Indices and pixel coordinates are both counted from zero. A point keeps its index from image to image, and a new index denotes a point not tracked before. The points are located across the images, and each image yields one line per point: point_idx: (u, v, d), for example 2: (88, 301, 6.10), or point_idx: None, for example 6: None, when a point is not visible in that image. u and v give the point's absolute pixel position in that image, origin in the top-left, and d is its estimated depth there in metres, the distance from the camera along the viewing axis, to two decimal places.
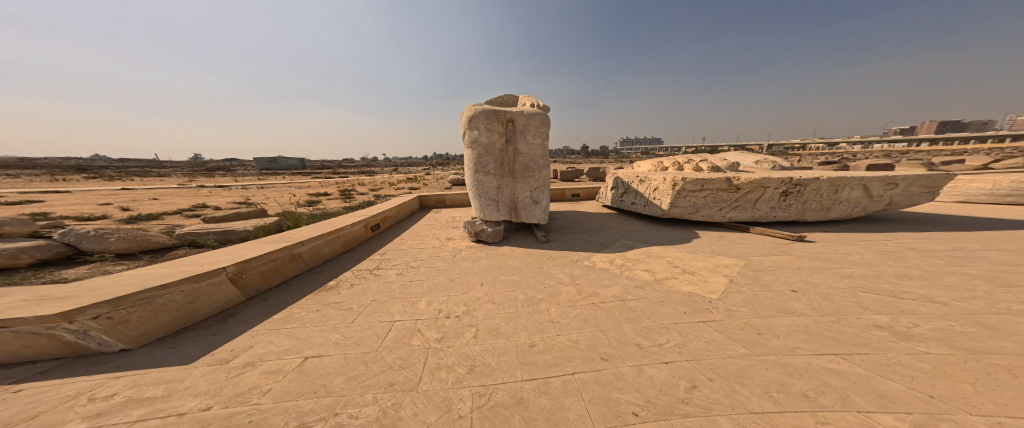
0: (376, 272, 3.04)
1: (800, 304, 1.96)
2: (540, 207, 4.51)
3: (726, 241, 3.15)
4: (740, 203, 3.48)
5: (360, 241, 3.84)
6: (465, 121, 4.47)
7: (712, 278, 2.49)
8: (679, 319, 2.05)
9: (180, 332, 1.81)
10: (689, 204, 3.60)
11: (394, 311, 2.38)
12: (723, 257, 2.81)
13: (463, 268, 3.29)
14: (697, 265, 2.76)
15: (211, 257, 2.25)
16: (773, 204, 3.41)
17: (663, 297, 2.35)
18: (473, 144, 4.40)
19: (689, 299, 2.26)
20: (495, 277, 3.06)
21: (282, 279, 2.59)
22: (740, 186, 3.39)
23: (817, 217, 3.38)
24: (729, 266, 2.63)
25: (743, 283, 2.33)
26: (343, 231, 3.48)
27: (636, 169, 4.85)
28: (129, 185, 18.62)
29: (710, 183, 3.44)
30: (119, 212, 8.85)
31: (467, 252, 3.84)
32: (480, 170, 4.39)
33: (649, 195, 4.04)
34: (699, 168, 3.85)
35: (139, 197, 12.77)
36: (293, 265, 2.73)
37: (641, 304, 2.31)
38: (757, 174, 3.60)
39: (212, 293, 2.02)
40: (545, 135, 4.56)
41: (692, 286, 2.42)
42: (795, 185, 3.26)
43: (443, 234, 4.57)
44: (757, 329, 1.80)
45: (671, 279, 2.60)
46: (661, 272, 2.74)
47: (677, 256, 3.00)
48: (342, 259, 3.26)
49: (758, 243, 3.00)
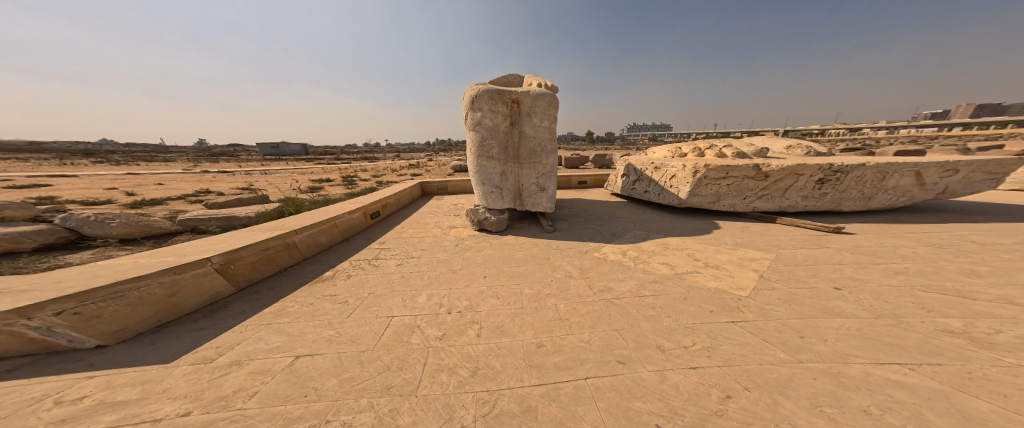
0: (375, 262, 2.90)
1: (846, 304, 1.75)
2: (547, 194, 4.26)
3: (750, 233, 2.91)
4: (768, 192, 3.20)
5: (358, 229, 3.68)
6: (467, 101, 4.15)
7: (738, 274, 2.28)
8: (705, 318, 1.87)
9: (162, 327, 1.69)
10: (710, 193, 3.33)
11: (393, 305, 2.25)
12: (749, 250, 2.58)
13: (466, 259, 3.12)
14: (720, 258, 2.55)
15: (196, 247, 2.10)
16: (805, 193, 3.12)
17: (685, 293, 2.16)
18: (475, 127, 4.10)
19: (714, 296, 2.07)
20: (500, 269, 2.90)
21: (275, 270, 2.47)
22: (770, 174, 3.09)
23: (854, 207, 3.10)
24: (758, 261, 2.40)
25: (775, 279, 2.12)
26: (341, 218, 3.32)
27: (651, 155, 4.54)
28: (134, 169, 18.80)
29: (735, 171, 3.16)
30: (121, 197, 8.81)
31: (471, 241, 3.66)
32: (482, 154, 4.11)
33: (665, 183, 3.76)
34: (722, 153, 3.54)
35: (143, 182, 12.81)
36: (288, 255, 2.59)
37: (661, 300, 2.13)
38: (788, 159, 3.28)
39: (197, 285, 1.89)
40: (553, 117, 4.23)
41: (716, 282, 2.22)
42: (834, 172, 2.96)
43: (445, 223, 4.39)
44: (799, 332, 1.62)
45: (692, 273, 2.39)
46: (680, 265, 2.55)
47: (698, 248, 2.79)
48: (340, 248, 3.13)
49: (787, 235, 2.76)
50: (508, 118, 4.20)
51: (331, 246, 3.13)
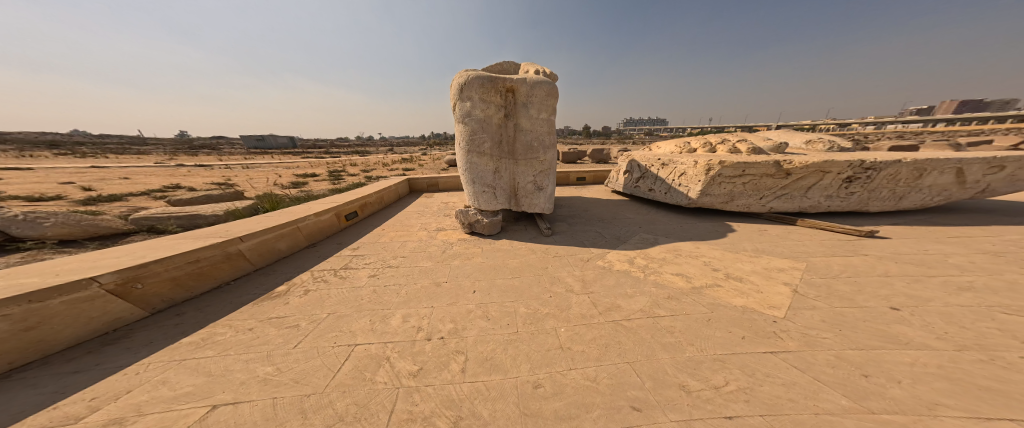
0: (343, 273, 2.49)
1: (914, 331, 1.42)
2: (544, 194, 3.88)
3: (770, 237, 2.61)
4: (788, 192, 2.90)
5: (330, 232, 3.25)
6: (455, 89, 3.69)
7: (767, 288, 1.95)
8: (736, 347, 1.51)
9: (14, 372, 1.29)
10: (724, 192, 3.02)
11: (359, 329, 1.88)
12: (775, 258, 2.27)
13: (453, 268, 2.74)
14: (743, 268, 2.22)
15: (88, 261, 1.66)
16: (830, 193, 2.83)
17: (709, 313, 1.81)
18: (465, 118, 3.66)
19: (744, 317, 1.73)
20: (491, 281, 2.53)
21: (211, 286, 2.06)
22: (792, 171, 2.79)
23: (882, 208, 2.83)
24: (787, 271, 2.08)
25: (813, 295, 1.80)
26: (307, 221, 2.88)
27: (657, 150, 4.21)
28: (103, 162, 17.64)
29: (753, 168, 2.84)
30: (82, 191, 8.09)
31: (459, 246, 3.28)
32: (473, 149, 3.68)
33: (674, 181, 3.44)
34: (736, 149, 3.23)
35: (108, 175, 11.89)
36: (230, 266, 2.19)
37: (679, 322, 1.79)
38: (812, 155, 2.98)
39: (78, 313, 1.47)
40: (551, 108, 3.82)
41: (742, 298, 1.89)
42: (865, 170, 2.67)
43: (432, 224, 3.98)
44: (861, 369, 1.26)
45: (712, 287, 2.06)
46: (697, 276, 2.22)
47: (715, 255, 2.46)
48: (304, 255, 2.71)
49: (813, 239, 2.46)
50: (502, 109, 3.78)
51: (293, 254, 2.71)
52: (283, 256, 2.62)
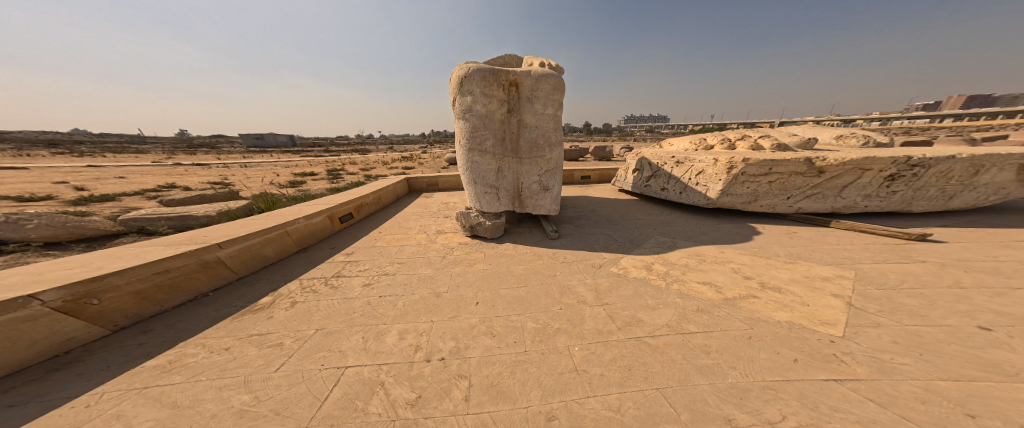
0: (334, 282, 2.30)
1: (1020, 358, 1.20)
2: (550, 194, 3.65)
3: (805, 241, 2.38)
4: (821, 191, 2.70)
5: (322, 236, 3.04)
6: (454, 83, 3.45)
7: (813, 301, 1.73)
8: (789, 372, 1.29)
9: None
10: (748, 192, 2.80)
11: (348, 348, 1.69)
12: (817, 266, 2.04)
13: (455, 275, 2.54)
14: (778, 276, 2.01)
15: (38, 273, 1.45)
16: (868, 192, 2.66)
17: (749, 330, 1.60)
18: (465, 114, 3.42)
19: (792, 335, 1.51)
20: (496, 291, 2.32)
21: (185, 299, 1.86)
22: (826, 169, 2.58)
23: (925, 208, 2.71)
24: (834, 281, 1.87)
25: (872, 310, 1.58)
26: (296, 225, 2.68)
27: (669, 147, 4.00)
28: (100, 161, 17.48)
29: (782, 166, 2.62)
30: (73, 191, 7.92)
31: (460, 251, 3.07)
32: (474, 147, 3.45)
33: (690, 180, 3.22)
34: (758, 145, 3.00)
35: (103, 174, 11.71)
36: (208, 276, 1.99)
37: (716, 341, 1.57)
38: (845, 151, 2.79)
39: (17, 335, 1.25)
40: (557, 103, 3.59)
41: (786, 312, 1.67)
42: (909, 167, 2.51)
43: (431, 226, 3.78)
44: (963, 407, 1.03)
45: (748, 299, 1.85)
46: (727, 286, 2.01)
47: (743, 261, 2.25)
48: (292, 262, 2.51)
49: (855, 244, 2.24)
50: (505, 104, 3.54)
51: (281, 261, 2.51)
52: (268, 263, 2.42)
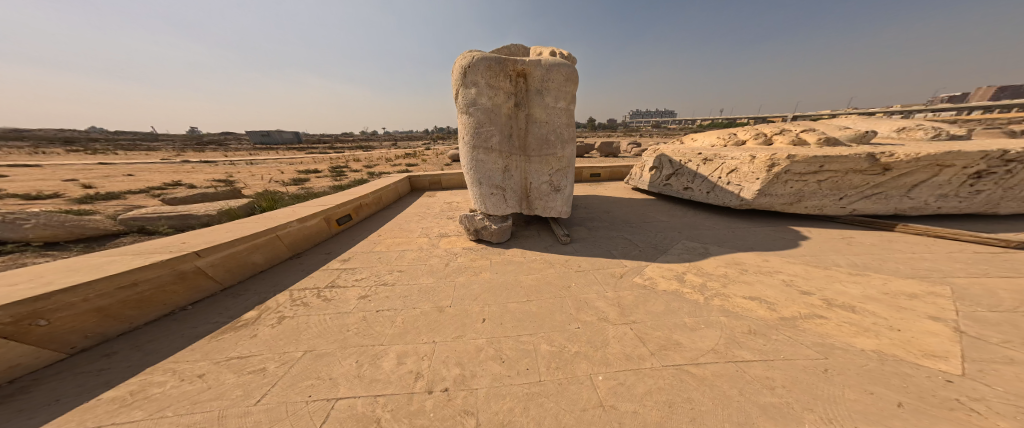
0: (327, 293, 2.10)
1: None
2: (562, 195, 3.36)
3: (868, 249, 2.07)
4: (886, 191, 2.40)
5: (318, 240, 2.84)
6: (457, 74, 3.16)
7: (903, 324, 1.43)
8: (898, 424, 1.01)
9: None
10: (791, 192, 2.51)
11: (342, 374, 1.48)
12: (896, 280, 1.73)
13: (459, 287, 2.33)
14: (845, 292, 1.71)
15: None
16: (947, 192, 2.35)
17: (824, 362, 1.31)
18: (469, 108, 3.13)
19: (887, 370, 1.22)
20: (500, 306, 2.09)
21: (159, 314, 1.66)
22: (894, 166, 2.27)
23: (1014, 209, 2.41)
24: (926, 300, 1.55)
25: (994, 340, 1.27)
26: (287, 228, 2.47)
27: (692, 143, 3.70)
28: (110, 159, 17.74)
29: (835, 163, 2.31)
30: (78, 189, 7.93)
31: (464, 258, 2.86)
32: (479, 144, 3.17)
33: (721, 179, 2.92)
34: (800, 140, 2.69)
35: (110, 172, 11.79)
36: (186, 288, 1.79)
37: (785, 375, 1.29)
38: (912, 144, 2.46)
39: None
40: (570, 95, 3.27)
41: (870, 339, 1.38)
42: (1003, 163, 2.19)
43: (434, 229, 3.56)
44: None
45: (814, 320, 1.56)
46: (782, 304, 1.72)
47: (795, 272, 1.95)
48: (283, 270, 2.31)
49: (936, 254, 1.92)
50: (512, 97, 3.24)
51: (270, 269, 2.31)
52: (256, 271, 2.22)
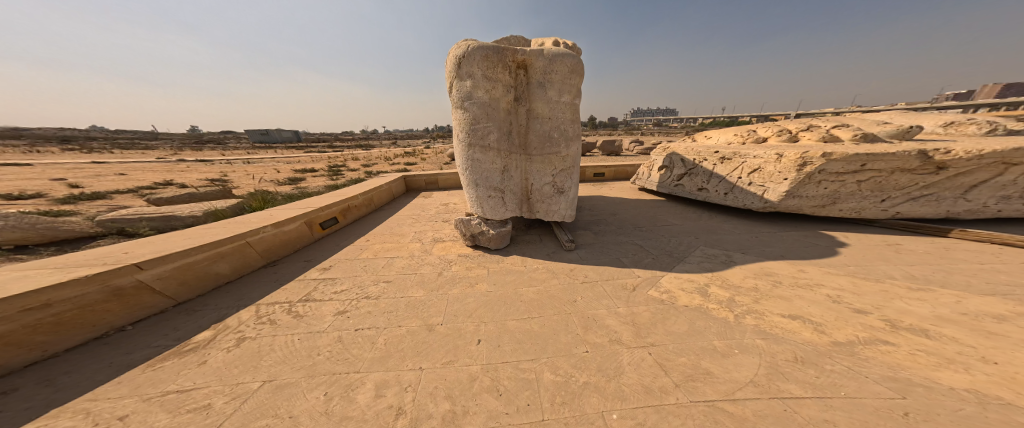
0: (298, 309, 1.86)
1: None
2: (565, 198, 3.10)
3: (923, 258, 1.81)
4: (939, 193, 2.19)
5: (297, 245, 2.59)
6: (450, 64, 2.88)
7: (999, 356, 1.17)
8: None
9: None
10: (824, 194, 2.26)
11: (311, 413, 1.23)
12: (970, 297, 1.47)
13: (453, 301, 2.09)
14: (910, 311, 1.47)
15: None
16: (1008, 194, 2.14)
17: (904, 403, 1.07)
18: (464, 102, 2.87)
19: (991, 417, 0.97)
20: (498, 324, 1.84)
21: (84, 338, 1.41)
22: (949, 165, 2.07)
23: None
24: (1020, 324, 1.29)
25: None
26: (260, 234, 2.22)
27: (705, 141, 3.46)
28: (102, 157, 17.38)
29: (879, 161, 2.08)
30: (61, 189, 7.62)
31: (459, 266, 2.62)
32: (475, 142, 2.90)
33: (741, 180, 2.69)
34: (831, 137, 2.44)
35: (98, 171, 11.44)
36: (124, 305, 1.54)
37: (853, 419, 1.04)
38: (966, 142, 2.26)
39: None
40: (575, 88, 3.00)
41: (959, 374, 1.14)
42: None
43: (427, 233, 3.31)
44: None
45: (877, 347, 1.33)
46: (833, 325, 1.50)
47: (840, 287, 1.71)
48: (251, 282, 2.06)
49: (1009, 265, 1.66)
50: (511, 90, 2.98)
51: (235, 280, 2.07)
52: (218, 283, 1.98)
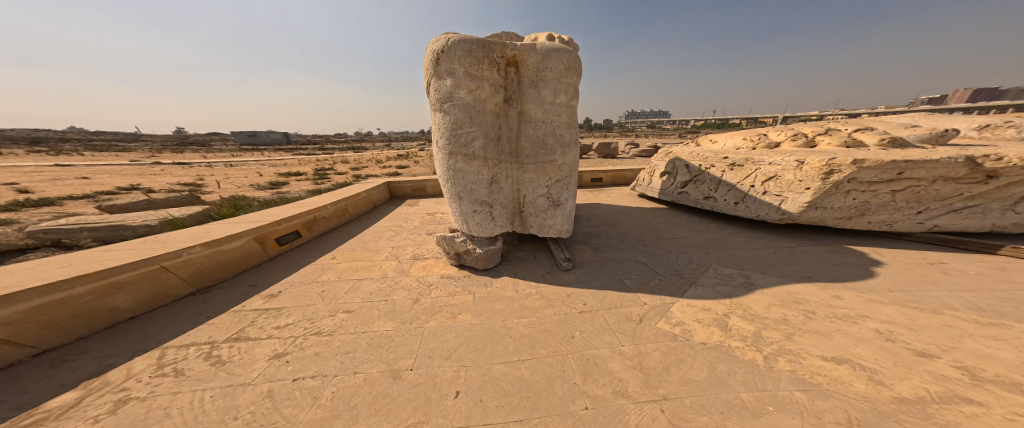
0: (215, 353, 1.52)
1: None
2: (561, 211, 2.78)
3: (979, 284, 1.52)
4: (983, 204, 2.06)
5: (241, 266, 2.30)
6: (428, 61, 2.56)
7: None
8: None
9: None
10: (853, 205, 2.11)
11: None
12: None
13: (427, 338, 1.74)
14: (990, 355, 1.12)
15: None
16: None
17: None
18: (445, 104, 2.53)
19: None
20: (478, 369, 1.49)
21: None
22: (997, 174, 1.94)
23: None
24: None
25: None
26: (184, 257, 1.91)
27: (710, 146, 3.30)
28: (75, 160, 16.51)
29: (919, 169, 1.94)
30: (15, 194, 7.00)
31: (439, 291, 2.26)
32: (458, 150, 2.56)
33: (755, 188, 2.52)
34: (855, 142, 2.27)
35: (67, 174, 10.74)
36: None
37: None
38: (1008, 148, 2.12)
39: None
40: (572, 88, 2.69)
41: None
42: None
43: (407, 249, 2.94)
44: None
45: (959, 408, 0.97)
46: (893, 374, 1.13)
47: (891, 320, 1.37)
48: (163, 315, 1.76)
49: None
50: (500, 90, 2.66)
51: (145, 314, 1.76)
52: (119, 318, 1.67)
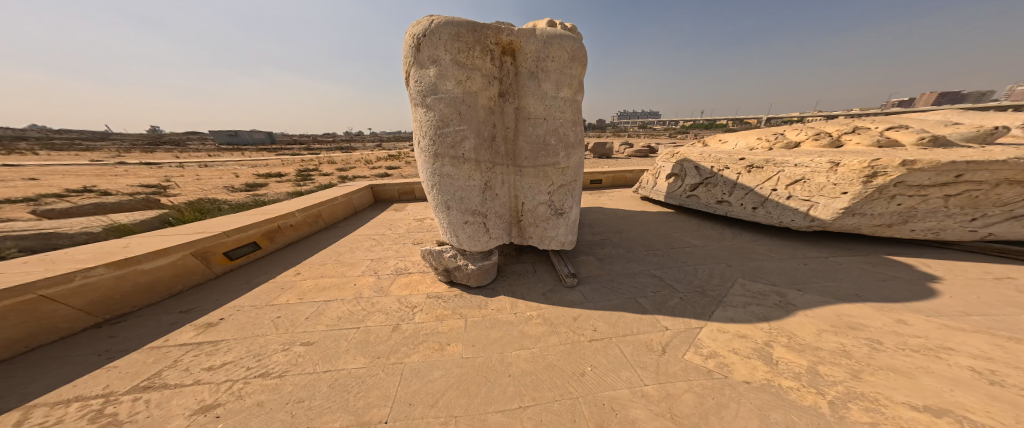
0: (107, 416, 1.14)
1: None
2: (563, 220, 2.47)
3: None
4: None
5: (169, 289, 1.95)
6: (408, 48, 2.21)
7: None
8: None
9: None
10: (898, 211, 2.03)
11: None
12: None
13: (405, 378, 1.38)
14: None
15: None
16: None
17: None
18: (428, 98, 2.18)
19: None
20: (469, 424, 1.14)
21: None
22: None
23: None
24: None
25: None
26: (80, 281, 1.56)
27: (718, 146, 3.19)
28: (28, 159, 15.15)
29: (982, 171, 1.84)
30: None
31: (425, 315, 1.90)
32: (445, 151, 2.21)
33: (778, 192, 2.45)
34: (890, 142, 2.22)
35: (11, 175, 9.68)
36: None
37: None
38: None
39: None
40: (576, 80, 2.40)
41: None
42: None
43: (389, 262, 2.56)
44: None
45: None
46: None
47: (985, 354, 1.12)
48: (43, 359, 1.39)
49: None
50: (493, 82, 2.34)
51: (17, 357, 1.39)
52: None
